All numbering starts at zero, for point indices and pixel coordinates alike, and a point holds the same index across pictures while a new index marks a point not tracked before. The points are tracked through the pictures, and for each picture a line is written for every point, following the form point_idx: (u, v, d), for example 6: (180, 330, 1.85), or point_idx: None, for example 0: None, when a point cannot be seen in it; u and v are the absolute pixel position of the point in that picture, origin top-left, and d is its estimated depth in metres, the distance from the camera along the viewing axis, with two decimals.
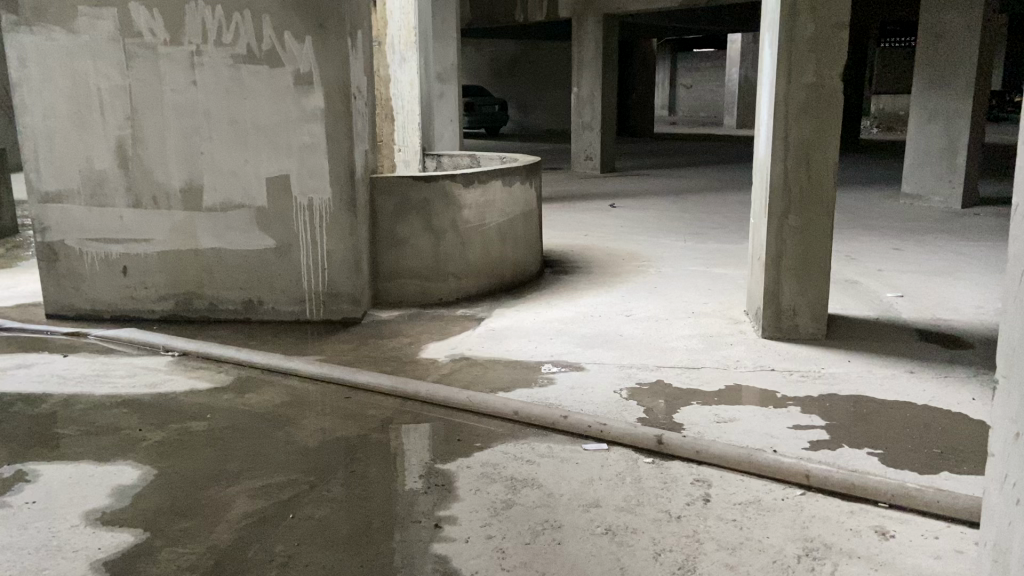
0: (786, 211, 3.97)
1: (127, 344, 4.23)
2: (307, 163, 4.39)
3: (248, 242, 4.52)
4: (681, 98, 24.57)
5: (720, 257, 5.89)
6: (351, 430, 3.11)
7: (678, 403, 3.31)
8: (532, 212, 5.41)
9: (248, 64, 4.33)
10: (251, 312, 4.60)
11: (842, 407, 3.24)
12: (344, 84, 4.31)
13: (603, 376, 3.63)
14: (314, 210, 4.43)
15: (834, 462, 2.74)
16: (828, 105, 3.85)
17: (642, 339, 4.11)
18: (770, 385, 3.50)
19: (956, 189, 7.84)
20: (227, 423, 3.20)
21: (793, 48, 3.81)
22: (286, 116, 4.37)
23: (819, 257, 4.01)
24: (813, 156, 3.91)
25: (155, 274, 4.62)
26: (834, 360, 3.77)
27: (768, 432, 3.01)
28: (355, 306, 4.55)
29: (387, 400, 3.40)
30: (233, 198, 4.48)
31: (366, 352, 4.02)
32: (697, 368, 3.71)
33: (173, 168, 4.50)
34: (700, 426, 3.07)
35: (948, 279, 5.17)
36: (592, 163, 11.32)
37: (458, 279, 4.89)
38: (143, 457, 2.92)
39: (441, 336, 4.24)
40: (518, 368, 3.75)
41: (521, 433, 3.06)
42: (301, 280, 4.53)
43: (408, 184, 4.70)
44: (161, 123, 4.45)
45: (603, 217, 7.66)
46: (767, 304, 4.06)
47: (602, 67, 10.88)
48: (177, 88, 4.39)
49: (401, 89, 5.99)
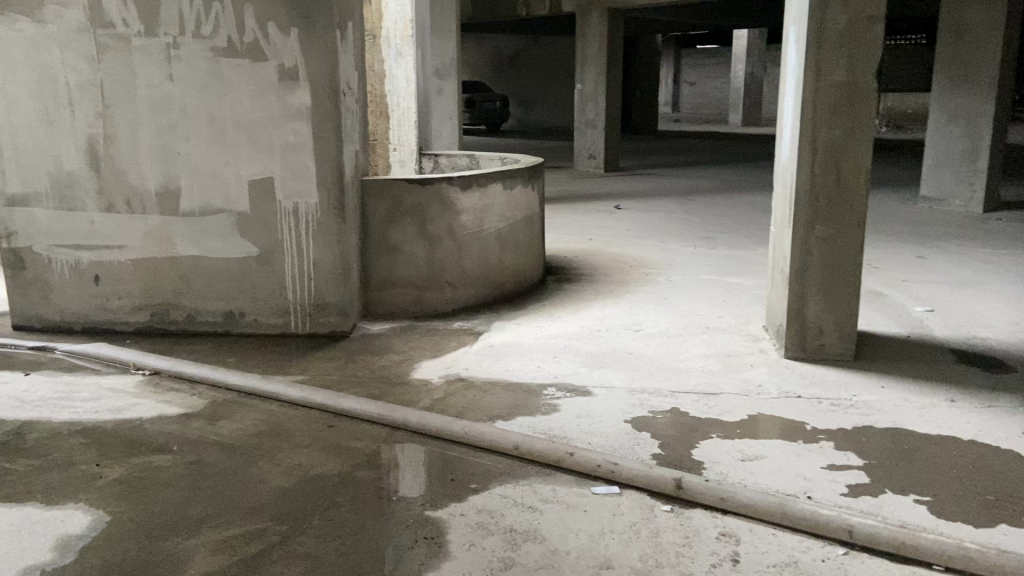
0: (812, 220, 3.65)
1: (95, 361, 3.90)
2: (292, 165, 4.07)
3: (228, 250, 4.18)
4: (685, 94, 24.20)
5: (733, 265, 5.55)
6: (332, 466, 2.78)
7: (697, 435, 2.98)
8: (534, 216, 5.08)
9: (228, 58, 4.00)
10: (231, 324, 4.27)
11: (879, 442, 2.91)
12: (332, 79, 3.97)
13: (611, 402, 3.29)
14: (299, 216, 4.11)
15: (877, 513, 2.42)
16: (861, 105, 3.51)
17: (653, 358, 3.79)
18: (796, 415, 3.17)
19: (978, 193, 7.50)
20: (195, 456, 2.88)
21: (823, 43, 3.47)
22: (269, 113, 4.04)
23: (848, 271, 3.68)
24: (843, 161, 3.58)
25: (128, 283, 4.29)
26: (865, 385, 3.44)
27: (800, 473, 2.69)
28: (343, 319, 4.21)
29: (374, 429, 3.07)
30: (212, 201, 4.15)
31: (353, 371, 3.68)
32: (715, 394, 3.38)
33: (148, 169, 4.17)
34: (722, 465, 2.74)
35: (978, 292, 4.84)
36: (596, 162, 10.98)
37: (455, 288, 4.56)
38: (96, 499, 2.59)
39: (435, 354, 3.90)
40: (519, 392, 3.41)
41: (521, 471, 2.73)
42: (285, 291, 4.20)
43: (401, 188, 4.37)
44: (134, 120, 4.12)
45: (608, 219, 7.33)
46: (791, 321, 3.74)
47: (607, 63, 10.54)
48: (152, 83, 4.06)
49: (398, 84, 5.65)
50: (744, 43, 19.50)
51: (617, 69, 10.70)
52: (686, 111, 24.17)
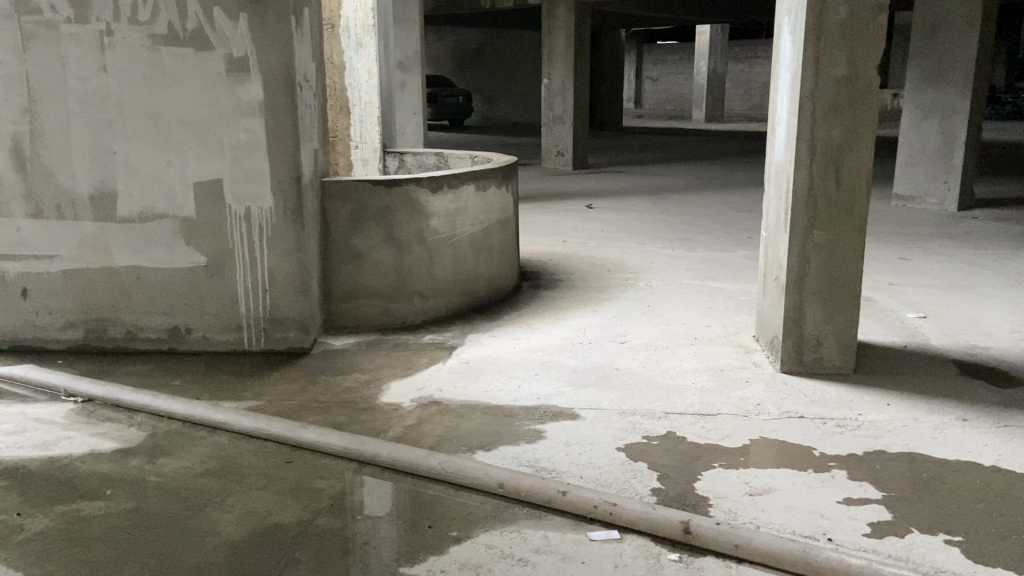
0: (811, 224, 3.39)
1: (22, 386, 3.48)
2: (243, 165, 3.69)
3: (173, 260, 3.79)
4: (648, 90, 24.06)
5: (715, 269, 5.31)
6: (291, 513, 2.44)
7: (698, 465, 2.70)
8: (509, 218, 4.76)
9: (170, 47, 3.61)
10: (177, 341, 3.88)
11: (895, 470, 2.67)
12: (287, 71, 3.61)
13: (602, 427, 3.00)
14: (252, 222, 3.74)
15: (910, 558, 2.17)
16: (863, 102, 3.28)
17: (643, 374, 3.51)
18: (803, 439, 2.91)
19: (952, 191, 7.39)
20: (131, 503, 2.50)
21: (823, 35, 3.22)
22: (216, 109, 3.66)
23: (848, 279, 3.44)
24: (843, 162, 3.34)
25: (61, 297, 3.87)
26: (870, 403, 3.21)
27: (816, 509, 2.42)
28: (302, 334, 3.85)
29: (339, 465, 2.74)
30: (154, 206, 3.75)
31: (314, 395, 3.33)
32: (712, 415, 3.11)
33: (81, 171, 3.75)
34: (730, 501, 2.47)
35: (969, 296, 4.66)
36: (564, 159, 10.68)
37: (424, 298, 4.23)
38: (13, 560, 2.21)
39: (405, 372, 3.57)
40: (499, 416, 3.10)
41: (508, 514, 2.42)
42: (238, 304, 3.83)
43: (366, 189, 4.02)
44: (64, 116, 3.70)
45: (580, 219, 7.04)
46: (788, 333, 3.49)
47: (574, 58, 10.26)
48: (84, 75, 3.65)
49: (359, 78, 5.34)
50: (706, 39, 19.37)
51: (585, 63, 10.42)
52: (649, 107, 24.03)
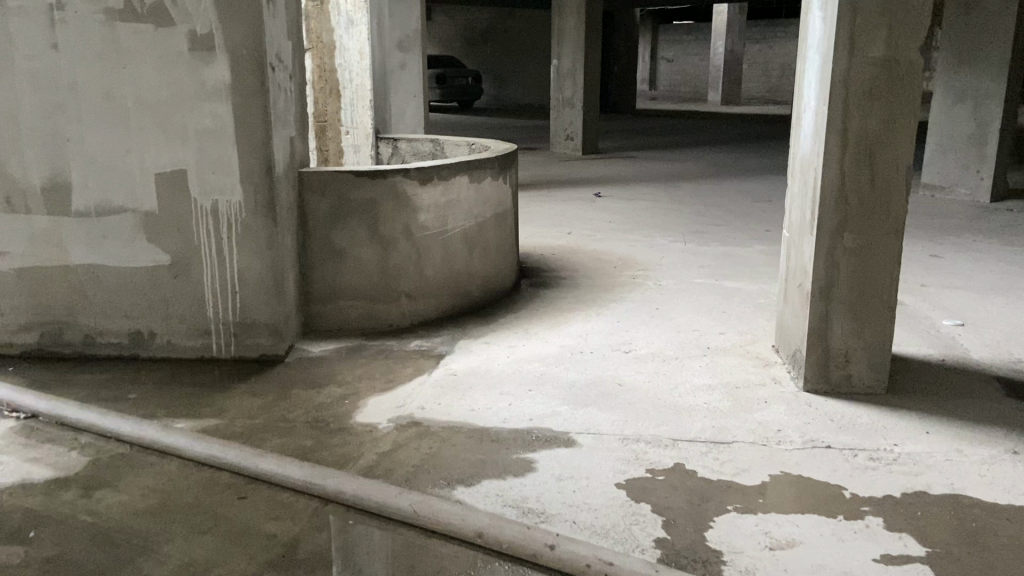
0: (841, 226, 3.00)
1: None
2: (209, 154, 3.34)
3: (133, 258, 3.45)
4: (664, 71, 23.45)
5: (729, 266, 4.91)
6: (234, 566, 2.10)
7: (710, 509, 2.34)
8: (506, 212, 4.39)
9: (127, 23, 3.24)
10: (140, 347, 3.55)
11: (940, 518, 2.30)
12: (255, 51, 3.23)
13: (600, 457, 2.64)
14: (220, 217, 3.39)
15: None
16: (903, 89, 2.88)
17: (648, 390, 3.15)
18: (831, 475, 2.54)
19: (984, 180, 6.94)
20: (53, 550, 2.17)
21: (860, 11, 2.82)
22: (178, 91, 3.30)
23: (882, 287, 3.06)
24: (879, 156, 2.94)
25: (12, 297, 3.54)
26: (906, 431, 2.83)
27: (848, 571, 2.06)
28: (275, 341, 3.51)
29: (298, 502, 2.40)
30: (112, 199, 3.41)
31: (281, 414, 2.98)
32: (726, 443, 2.74)
33: (32, 160, 3.41)
34: (748, 557, 2.12)
35: (1008, 300, 4.25)
36: (573, 144, 10.27)
37: (412, 299, 3.87)
38: None
39: (385, 386, 3.22)
40: (484, 441, 2.75)
41: (486, 571, 2.08)
42: (205, 307, 3.48)
43: (347, 180, 3.66)
44: (12, 98, 3.35)
45: (588, 209, 6.64)
46: (813, 347, 3.11)
47: (584, 38, 9.82)
48: (32, 53, 3.30)
49: (349, 58, 5.01)
50: (724, 17, 18.71)
51: (596, 42, 9.96)
52: (665, 89, 23.42)
